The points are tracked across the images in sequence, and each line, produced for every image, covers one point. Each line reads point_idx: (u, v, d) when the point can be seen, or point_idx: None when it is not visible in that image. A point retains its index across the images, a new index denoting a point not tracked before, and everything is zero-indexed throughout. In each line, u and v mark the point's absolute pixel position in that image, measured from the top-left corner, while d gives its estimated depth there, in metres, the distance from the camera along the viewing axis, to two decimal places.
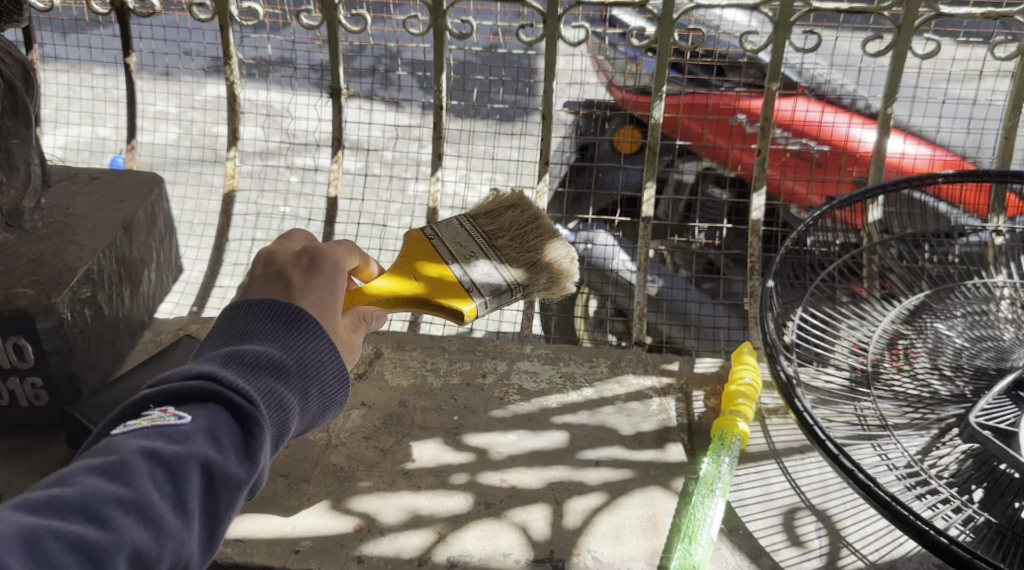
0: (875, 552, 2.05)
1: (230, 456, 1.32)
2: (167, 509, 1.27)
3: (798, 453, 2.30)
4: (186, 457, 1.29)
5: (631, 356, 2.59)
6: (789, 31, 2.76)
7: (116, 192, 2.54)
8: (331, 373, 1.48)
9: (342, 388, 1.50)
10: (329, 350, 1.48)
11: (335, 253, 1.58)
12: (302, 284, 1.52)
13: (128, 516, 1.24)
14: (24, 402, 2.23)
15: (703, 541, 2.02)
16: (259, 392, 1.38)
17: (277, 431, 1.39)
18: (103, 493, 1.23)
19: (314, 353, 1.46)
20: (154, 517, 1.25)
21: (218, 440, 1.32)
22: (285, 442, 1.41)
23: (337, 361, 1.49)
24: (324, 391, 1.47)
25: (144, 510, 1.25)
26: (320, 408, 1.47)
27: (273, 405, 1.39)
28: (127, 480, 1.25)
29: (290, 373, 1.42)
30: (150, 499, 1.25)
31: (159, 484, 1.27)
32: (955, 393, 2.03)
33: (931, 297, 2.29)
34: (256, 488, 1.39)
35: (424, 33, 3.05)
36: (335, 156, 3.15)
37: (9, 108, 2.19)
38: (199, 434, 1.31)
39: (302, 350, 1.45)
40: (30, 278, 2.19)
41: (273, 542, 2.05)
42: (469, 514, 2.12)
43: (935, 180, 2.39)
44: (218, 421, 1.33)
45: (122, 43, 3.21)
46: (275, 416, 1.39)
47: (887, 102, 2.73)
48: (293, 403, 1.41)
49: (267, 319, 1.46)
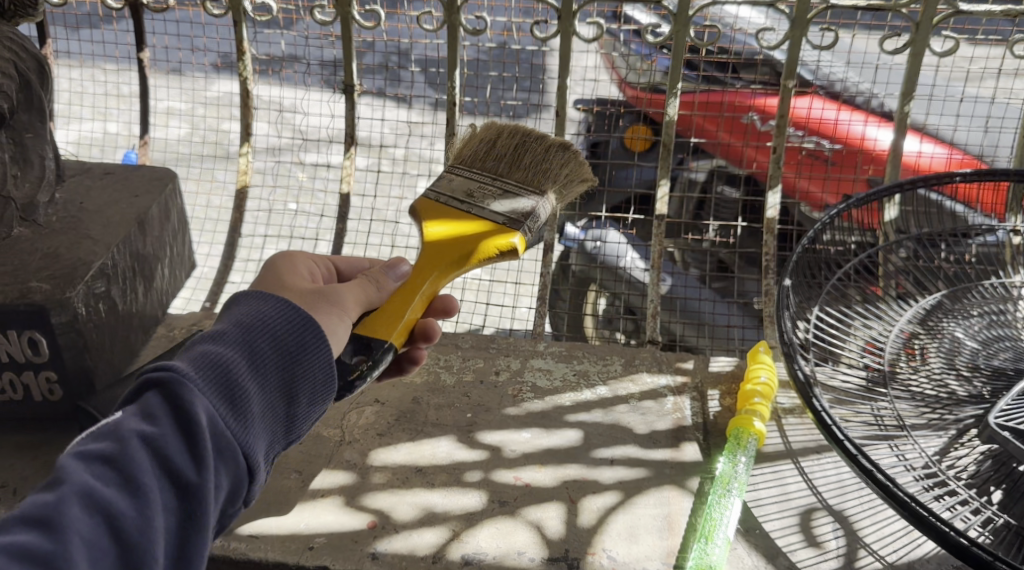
0: (892, 554, 2.04)
1: (165, 424, 1.34)
2: (111, 492, 1.29)
3: (815, 453, 2.28)
4: (118, 440, 1.32)
5: (645, 355, 2.58)
6: (806, 28, 2.74)
7: (130, 187, 2.53)
8: (279, 323, 1.48)
9: (308, 330, 1.49)
10: (274, 305, 1.50)
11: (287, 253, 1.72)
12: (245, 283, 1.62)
13: (72, 509, 1.26)
14: (38, 396, 2.23)
15: (719, 541, 2.00)
16: (192, 362, 1.40)
17: (223, 389, 1.40)
18: (41, 498, 1.27)
19: (252, 314, 1.48)
20: (99, 502, 1.28)
21: (151, 414, 1.34)
22: (244, 399, 1.41)
23: (283, 310, 1.49)
24: (278, 342, 1.47)
25: (86, 500, 1.27)
26: (285, 359, 1.46)
27: (210, 367, 1.40)
28: (63, 479, 1.28)
29: (227, 336, 1.44)
30: (88, 489, 1.28)
31: (99, 474, 1.30)
32: (973, 393, 2.01)
33: (948, 296, 2.27)
34: (229, 453, 1.38)
35: (438, 29, 3.03)
36: (348, 153, 3.14)
37: (24, 102, 2.25)
38: (130, 418, 1.34)
39: (240, 315, 1.48)
40: (45, 273, 2.18)
41: (288, 538, 2.05)
42: (483, 512, 2.11)
43: (952, 179, 2.37)
44: (149, 401, 1.35)
45: (136, 38, 3.19)
46: (215, 376, 1.40)
47: (904, 100, 2.71)
48: (235, 359, 1.42)
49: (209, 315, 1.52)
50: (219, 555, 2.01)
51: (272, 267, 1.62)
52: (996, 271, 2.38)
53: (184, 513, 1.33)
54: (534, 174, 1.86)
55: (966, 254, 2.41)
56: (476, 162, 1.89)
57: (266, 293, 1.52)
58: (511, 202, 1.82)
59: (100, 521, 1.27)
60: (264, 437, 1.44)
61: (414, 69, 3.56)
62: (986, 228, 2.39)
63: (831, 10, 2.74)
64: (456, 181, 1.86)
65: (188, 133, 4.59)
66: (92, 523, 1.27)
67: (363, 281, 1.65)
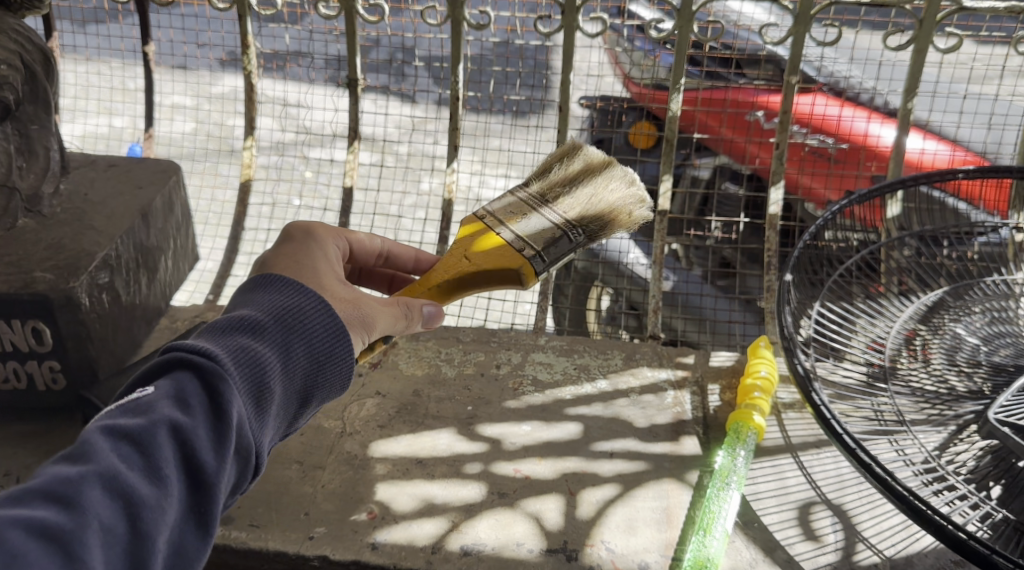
0: (891, 547, 2.05)
1: (198, 415, 1.35)
2: (135, 477, 1.30)
3: (814, 448, 2.28)
4: (150, 425, 1.32)
5: (646, 349, 2.58)
6: (810, 24, 2.71)
7: (134, 179, 2.55)
8: (318, 325, 1.50)
9: (341, 339, 1.51)
10: (314, 304, 1.52)
11: (310, 227, 1.67)
12: (272, 254, 1.61)
13: (96, 489, 1.27)
14: (41, 385, 2.26)
15: (717, 534, 2.00)
16: (229, 351, 1.42)
17: (254, 387, 1.42)
18: (67, 474, 1.27)
19: (293, 309, 1.50)
20: (122, 487, 1.28)
21: (184, 402, 1.35)
22: (270, 400, 1.43)
23: (327, 314, 1.51)
24: (312, 345, 1.49)
25: (110, 482, 1.28)
26: (313, 364, 1.49)
27: (247, 362, 1.42)
28: (89, 457, 1.29)
29: (265, 330, 1.46)
30: (114, 471, 1.29)
31: (125, 456, 1.31)
32: (972, 389, 2.02)
33: (949, 293, 2.27)
34: (247, 452, 1.40)
35: (441, 24, 3.01)
36: (351, 148, 3.12)
37: (29, 94, 2.27)
38: (163, 400, 1.35)
39: (279, 307, 1.49)
40: (49, 263, 2.20)
41: (288, 527, 2.07)
42: (482, 504, 2.12)
43: (956, 175, 2.36)
44: (184, 387, 1.36)
45: (141, 33, 3.18)
46: (249, 372, 1.42)
47: (907, 97, 2.71)
48: (270, 358, 1.44)
49: (245, 293, 1.54)
50: (220, 544, 2.03)
51: (308, 255, 1.61)
52: (998, 269, 2.38)
53: (195, 507, 1.34)
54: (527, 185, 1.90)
55: (969, 252, 2.40)
56: (579, 180, 1.90)
57: (311, 290, 1.53)
58: (500, 206, 1.83)
59: (120, 507, 1.28)
60: (275, 437, 1.46)
61: (418, 63, 3.58)
62: (989, 224, 2.39)
63: (835, 6, 2.72)
64: (586, 205, 1.85)
65: (191, 128, 4.62)
66: (111, 509, 1.28)
67: (396, 309, 1.63)
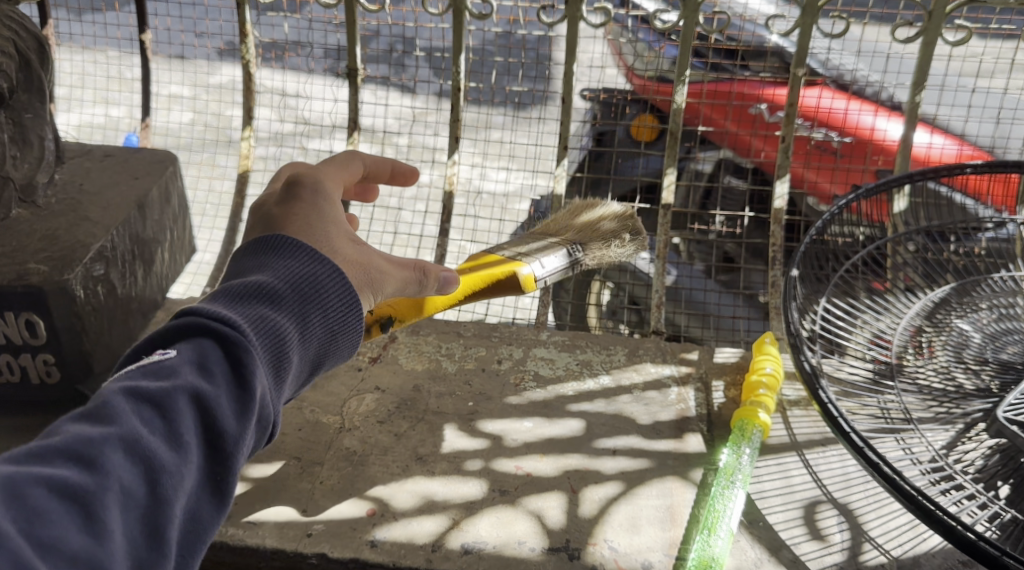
0: (898, 548, 2.02)
1: (221, 384, 1.25)
2: (156, 443, 1.20)
3: (819, 446, 2.25)
4: (172, 389, 1.23)
5: (649, 344, 2.54)
6: (816, 15, 2.66)
7: (131, 169, 2.51)
8: (335, 294, 1.41)
9: (354, 311, 1.43)
10: (328, 271, 1.42)
11: (314, 177, 1.54)
12: (280, 212, 1.48)
13: (117, 453, 1.18)
14: (35, 378, 2.22)
15: (722, 533, 1.97)
16: (249, 319, 1.32)
17: (274, 357, 1.32)
18: (86, 435, 1.18)
19: (309, 276, 1.40)
20: (144, 452, 1.19)
21: (207, 369, 1.25)
22: (289, 371, 1.34)
23: (343, 282, 1.42)
24: (328, 313, 1.40)
25: (132, 446, 1.19)
26: (327, 333, 1.41)
27: (268, 330, 1.32)
28: (109, 419, 1.19)
29: (283, 298, 1.37)
30: (136, 435, 1.19)
31: (146, 421, 1.21)
32: (980, 387, 1.98)
33: (956, 291, 2.24)
34: (266, 423, 1.31)
35: (443, 13, 2.95)
36: (350, 139, 3.07)
37: (23, 83, 2.23)
38: (184, 366, 1.24)
39: (293, 272, 1.40)
40: (43, 254, 2.16)
41: (285, 525, 2.03)
42: (483, 501, 2.08)
43: (963, 170, 2.33)
44: (206, 352, 1.26)
45: (138, 20, 3.12)
46: (270, 341, 1.32)
47: (915, 90, 2.67)
48: (290, 327, 1.35)
49: (254, 254, 1.43)
50: (217, 541, 2.00)
51: (320, 217, 1.49)
52: (1006, 264, 2.34)
53: (214, 477, 1.24)
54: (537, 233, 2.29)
55: (975, 247, 2.37)
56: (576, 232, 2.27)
57: (326, 256, 1.43)
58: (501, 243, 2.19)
59: (140, 473, 1.19)
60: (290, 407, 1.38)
61: (419, 53, 3.53)
62: (995, 219, 2.35)
63: None
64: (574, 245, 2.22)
65: (189, 118, 4.61)
66: (132, 472, 1.18)
67: (405, 270, 1.54)
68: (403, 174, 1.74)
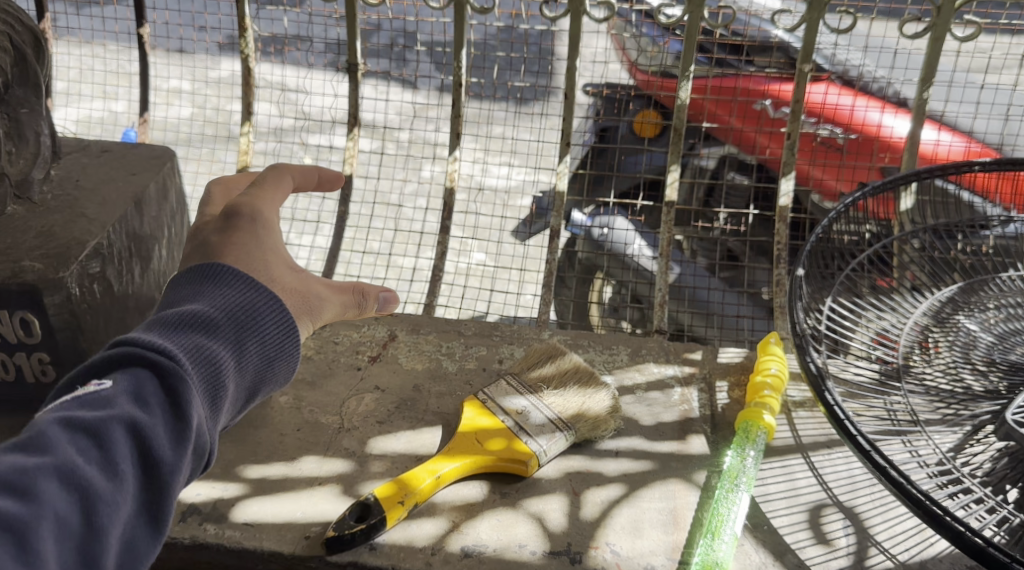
0: (904, 553, 1.99)
1: (157, 414, 1.28)
2: (92, 472, 1.23)
3: (825, 448, 2.22)
4: (108, 420, 1.25)
5: (652, 344, 2.51)
6: (823, 10, 2.62)
7: (128, 165, 2.47)
8: (272, 324, 1.44)
9: (291, 337, 1.45)
10: (265, 300, 1.44)
11: (254, 204, 1.52)
12: (218, 242, 1.47)
13: (53, 481, 1.20)
14: (31, 377, 2.20)
15: (726, 537, 1.93)
16: (186, 349, 1.35)
17: (210, 387, 1.35)
18: (21, 464, 1.20)
19: (245, 306, 1.42)
20: (80, 481, 1.22)
21: (143, 400, 1.28)
22: (224, 400, 1.37)
23: (280, 312, 1.45)
24: (264, 342, 1.43)
25: (67, 476, 1.21)
26: (264, 362, 1.43)
27: (204, 361, 1.35)
28: (44, 448, 1.22)
29: (218, 327, 1.39)
30: (71, 465, 1.22)
31: (82, 450, 1.24)
32: (989, 389, 1.94)
33: (962, 291, 2.21)
34: (201, 452, 1.34)
35: (444, 7, 2.90)
36: (350, 134, 3.03)
37: (19, 78, 2.19)
38: (121, 397, 1.27)
39: (230, 302, 1.42)
40: (38, 252, 2.13)
41: (283, 527, 1.99)
42: (484, 503, 2.05)
43: (971, 168, 2.28)
44: (142, 383, 1.29)
45: (136, 14, 3.08)
46: (206, 371, 1.35)
47: (922, 87, 2.63)
48: (226, 357, 1.38)
49: (190, 283, 1.44)
50: (214, 543, 1.97)
51: (261, 246, 1.48)
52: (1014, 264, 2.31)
53: (148, 505, 1.28)
54: (519, 372, 2.27)
55: (983, 246, 2.34)
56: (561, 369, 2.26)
57: (263, 285, 1.45)
58: (501, 393, 2.20)
59: (76, 501, 1.21)
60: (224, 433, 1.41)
61: (420, 47, 3.49)
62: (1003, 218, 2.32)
63: None
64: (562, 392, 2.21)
65: (189, 112, 4.58)
66: (67, 501, 1.21)
67: (345, 298, 1.53)
68: (330, 179, 1.61)
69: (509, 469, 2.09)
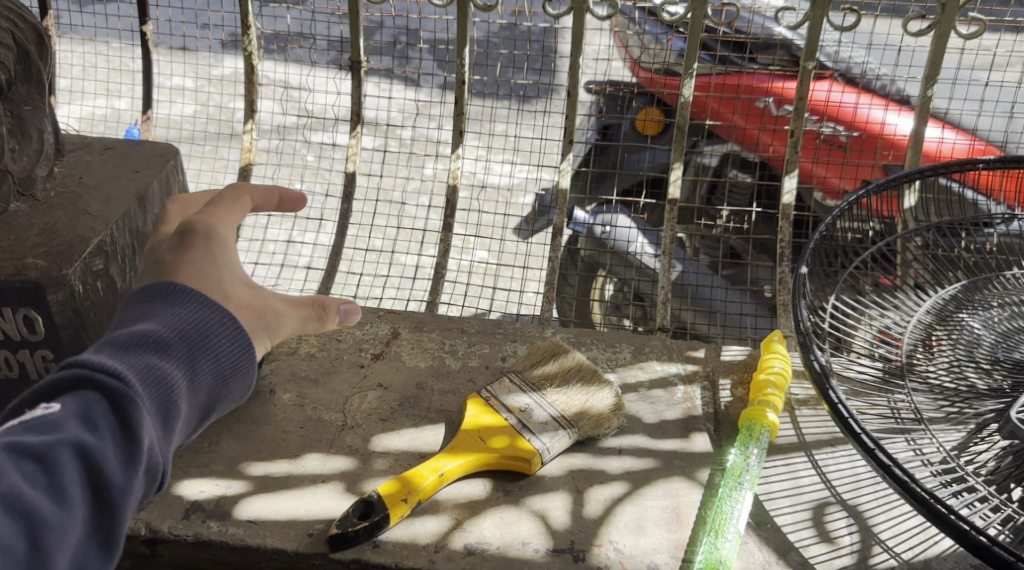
0: (908, 551, 1.99)
1: (105, 437, 1.24)
2: (38, 498, 1.20)
3: (828, 446, 2.22)
4: (55, 444, 1.22)
5: (655, 342, 2.51)
6: (826, 8, 2.61)
7: (131, 163, 2.48)
8: (228, 340, 1.36)
9: (247, 354, 1.37)
10: (219, 318, 1.36)
11: (208, 221, 1.44)
12: (170, 260, 1.40)
13: None
14: (34, 375, 2.20)
15: (730, 535, 1.94)
16: (136, 370, 1.28)
17: (162, 409, 1.29)
18: None
19: (198, 323, 1.34)
20: (25, 508, 1.19)
21: (91, 423, 1.24)
22: (178, 421, 1.31)
23: (236, 328, 1.36)
24: (219, 360, 1.35)
25: (11, 504, 1.19)
26: (219, 380, 1.35)
27: (154, 382, 1.29)
28: None
29: (170, 346, 1.32)
30: (15, 492, 1.19)
31: (28, 475, 1.21)
32: (993, 386, 1.93)
33: (965, 289, 2.21)
34: (156, 472, 1.29)
35: (447, 5, 2.90)
36: (353, 132, 3.03)
37: (22, 74, 2.20)
38: (69, 420, 1.23)
39: (182, 319, 1.34)
40: (41, 249, 2.13)
41: (286, 524, 1.99)
42: (487, 501, 2.05)
43: (975, 166, 2.28)
44: (90, 405, 1.25)
45: (139, 11, 3.08)
46: (157, 393, 1.29)
47: (926, 85, 2.63)
48: (179, 377, 1.31)
49: (142, 300, 1.36)
50: (217, 540, 1.97)
51: (214, 264, 1.40)
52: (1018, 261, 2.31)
53: (99, 528, 1.25)
54: (522, 370, 2.28)
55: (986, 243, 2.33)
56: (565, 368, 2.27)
57: (217, 300, 1.37)
58: (504, 391, 2.19)
59: (22, 528, 1.19)
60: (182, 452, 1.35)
61: (423, 45, 3.49)
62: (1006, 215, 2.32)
63: None
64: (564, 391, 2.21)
65: (193, 110, 4.58)
66: (12, 528, 1.19)
67: (303, 312, 1.44)
68: (290, 201, 1.56)
69: (512, 467, 2.09)
